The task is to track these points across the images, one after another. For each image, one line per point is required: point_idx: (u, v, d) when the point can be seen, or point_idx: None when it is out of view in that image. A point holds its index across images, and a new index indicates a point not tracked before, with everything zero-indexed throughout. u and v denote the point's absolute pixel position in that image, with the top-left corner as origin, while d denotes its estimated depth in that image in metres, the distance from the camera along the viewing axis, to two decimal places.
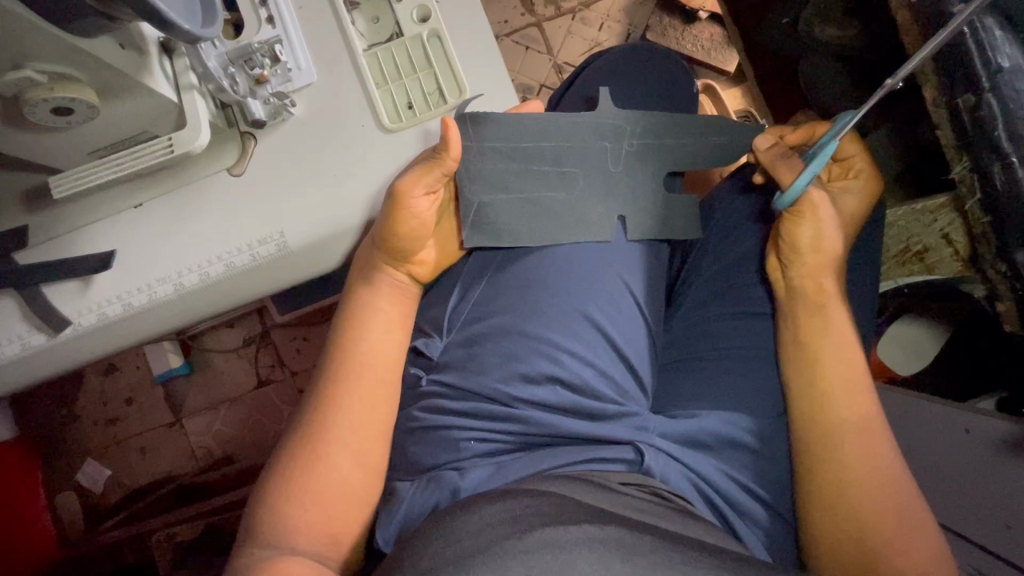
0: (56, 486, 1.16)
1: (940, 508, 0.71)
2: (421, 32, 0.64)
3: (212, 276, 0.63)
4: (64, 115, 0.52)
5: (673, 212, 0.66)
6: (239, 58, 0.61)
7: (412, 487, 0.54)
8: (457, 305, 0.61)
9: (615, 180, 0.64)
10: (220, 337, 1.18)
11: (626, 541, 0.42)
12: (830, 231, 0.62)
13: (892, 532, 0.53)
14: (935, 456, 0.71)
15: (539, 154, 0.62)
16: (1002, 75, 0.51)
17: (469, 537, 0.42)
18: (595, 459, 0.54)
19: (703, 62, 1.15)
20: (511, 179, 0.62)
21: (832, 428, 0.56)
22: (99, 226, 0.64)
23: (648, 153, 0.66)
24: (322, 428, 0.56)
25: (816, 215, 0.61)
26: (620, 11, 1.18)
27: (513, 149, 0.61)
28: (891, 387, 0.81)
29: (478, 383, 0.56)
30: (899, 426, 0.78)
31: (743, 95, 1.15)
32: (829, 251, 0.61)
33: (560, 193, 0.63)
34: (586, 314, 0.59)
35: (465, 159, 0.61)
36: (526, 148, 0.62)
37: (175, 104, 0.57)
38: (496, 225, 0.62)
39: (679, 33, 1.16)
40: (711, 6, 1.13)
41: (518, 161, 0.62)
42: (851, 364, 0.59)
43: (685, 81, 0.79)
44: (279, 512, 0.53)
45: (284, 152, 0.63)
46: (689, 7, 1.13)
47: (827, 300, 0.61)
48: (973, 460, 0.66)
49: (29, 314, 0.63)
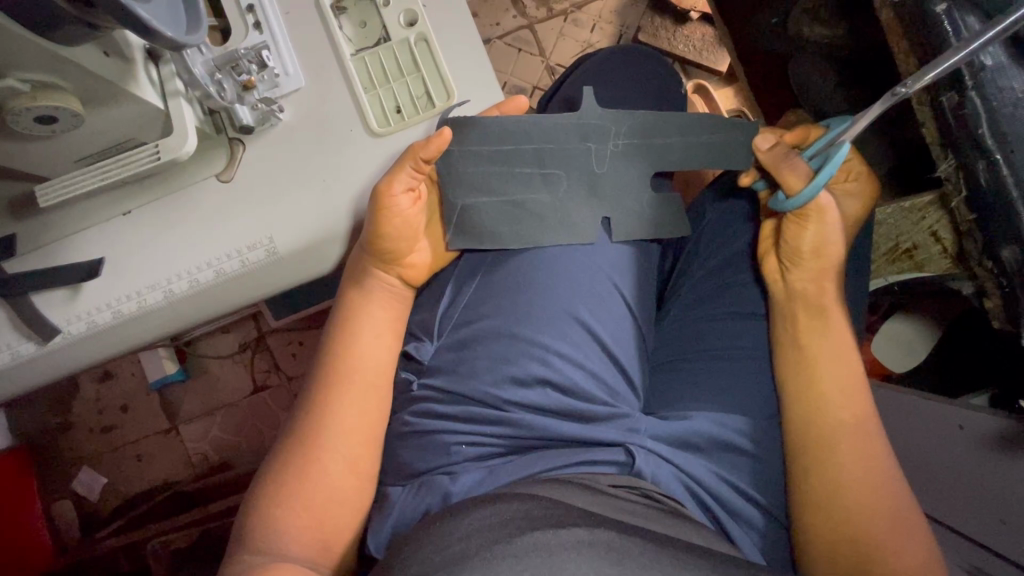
0: (52, 494, 1.16)
1: (932, 504, 0.71)
2: (409, 36, 0.64)
3: (202, 282, 0.62)
4: (47, 124, 0.51)
5: (663, 213, 0.66)
6: (227, 64, 0.60)
7: (405, 492, 0.54)
8: (446, 309, 0.61)
9: (602, 182, 0.62)
10: (215, 343, 1.17)
11: (616, 544, 0.41)
12: (834, 233, 0.62)
13: (887, 531, 0.53)
14: (929, 455, 0.71)
15: (521, 156, 0.60)
16: (986, 73, 0.52)
17: (457, 542, 0.42)
18: (586, 461, 0.53)
19: (694, 63, 1.16)
20: (495, 182, 0.61)
21: (823, 426, 0.57)
22: (88, 234, 0.64)
23: (636, 152, 0.63)
24: (314, 435, 0.55)
25: (822, 219, 0.61)
26: (612, 13, 1.18)
27: (495, 152, 0.60)
28: (883, 385, 0.81)
29: (468, 387, 0.56)
30: (889, 423, 0.78)
31: (734, 95, 1.14)
32: (831, 255, 0.62)
33: (543, 195, 0.61)
34: (575, 316, 0.59)
35: (445, 162, 0.60)
36: (511, 152, 0.60)
37: (162, 111, 0.57)
38: (480, 227, 0.61)
39: (671, 34, 1.16)
40: (701, 6, 1.13)
41: (501, 163, 0.60)
42: (845, 365, 0.59)
43: (674, 81, 0.79)
44: (272, 518, 0.52)
45: (272, 158, 0.63)
46: (680, 8, 1.13)
47: (825, 301, 0.61)
48: (964, 456, 0.66)
49: (17, 323, 0.62)
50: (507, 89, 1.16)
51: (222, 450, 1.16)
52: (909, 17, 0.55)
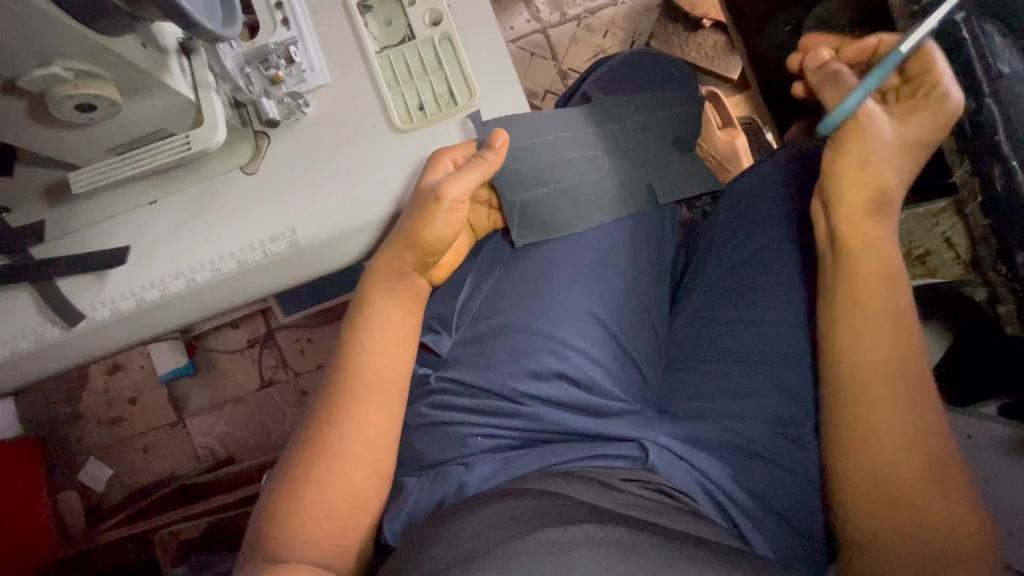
0: (59, 484, 1.21)
1: None
2: (433, 35, 0.66)
3: (223, 272, 0.63)
4: (88, 111, 0.54)
5: None
6: (256, 58, 0.64)
7: (421, 481, 0.57)
8: (465, 302, 0.64)
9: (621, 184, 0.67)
10: (224, 338, 1.22)
11: (625, 541, 0.44)
12: (881, 161, 0.54)
13: (925, 483, 0.47)
14: None
15: (567, 144, 0.67)
16: (1002, 81, 0.54)
17: (469, 540, 0.45)
18: (598, 456, 0.55)
19: (706, 70, 1.19)
20: (544, 171, 0.66)
21: (865, 379, 0.50)
22: (107, 226, 0.65)
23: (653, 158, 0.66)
24: (325, 438, 0.55)
25: (863, 144, 0.55)
26: (624, 19, 1.22)
27: (544, 143, 0.66)
28: None
29: (487, 379, 0.59)
30: None
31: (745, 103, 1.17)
32: (881, 184, 0.54)
33: (594, 176, 0.67)
34: (591, 314, 0.62)
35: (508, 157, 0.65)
36: (544, 145, 0.66)
37: (192, 101, 0.58)
38: (543, 219, 0.65)
39: (684, 40, 1.20)
40: (714, 15, 1.15)
41: (549, 153, 0.66)
42: (892, 307, 0.52)
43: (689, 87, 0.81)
44: (281, 522, 0.52)
45: (297, 152, 0.65)
46: (694, 16, 1.16)
47: (876, 238, 0.54)
48: (970, 459, 0.69)
49: (43, 307, 0.64)
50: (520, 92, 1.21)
51: (228, 445, 1.20)
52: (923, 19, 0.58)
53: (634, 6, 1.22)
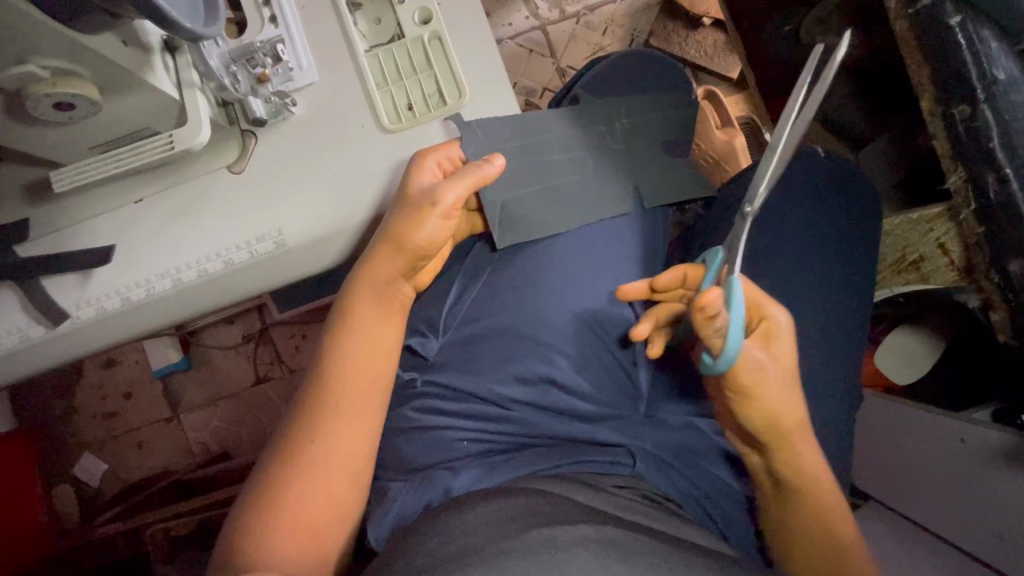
0: (55, 480, 1.17)
1: (942, 519, 0.70)
2: (422, 34, 0.60)
3: (211, 272, 0.59)
4: (65, 110, 0.49)
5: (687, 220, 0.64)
6: (240, 57, 0.58)
7: (406, 487, 0.53)
8: (453, 305, 0.60)
9: (617, 185, 0.63)
10: (217, 334, 1.18)
11: (624, 543, 0.40)
12: (784, 400, 0.47)
13: None
14: (934, 471, 0.70)
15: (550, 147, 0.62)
16: (998, 87, 0.52)
17: (462, 537, 0.41)
18: (589, 460, 0.53)
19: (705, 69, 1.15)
20: (521, 174, 0.61)
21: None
22: (94, 224, 0.61)
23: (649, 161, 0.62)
24: (304, 451, 0.50)
25: (758, 395, 0.47)
26: (625, 16, 1.18)
27: (530, 144, 0.61)
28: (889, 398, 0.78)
29: (474, 383, 0.56)
30: (893, 437, 0.76)
31: (743, 103, 1.14)
32: (793, 419, 0.48)
33: (575, 176, 0.62)
34: (580, 321, 0.58)
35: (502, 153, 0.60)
36: (529, 146, 0.61)
37: (176, 101, 0.54)
38: (525, 221, 0.60)
39: (683, 40, 1.15)
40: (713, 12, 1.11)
41: (527, 152, 0.61)
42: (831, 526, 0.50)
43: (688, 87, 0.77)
44: (256, 534, 0.48)
45: (284, 153, 0.60)
46: (693, 15, 1.12)
47: (805, 469, 0.49)
48: (970, 470, 0.65)
49: (29, 305, 0.59)
50: (518, 90, 1.17)
51: (222, 440, 1.17)
52: (922, 23, 0.55)
53: (635, 3, 1.18)
